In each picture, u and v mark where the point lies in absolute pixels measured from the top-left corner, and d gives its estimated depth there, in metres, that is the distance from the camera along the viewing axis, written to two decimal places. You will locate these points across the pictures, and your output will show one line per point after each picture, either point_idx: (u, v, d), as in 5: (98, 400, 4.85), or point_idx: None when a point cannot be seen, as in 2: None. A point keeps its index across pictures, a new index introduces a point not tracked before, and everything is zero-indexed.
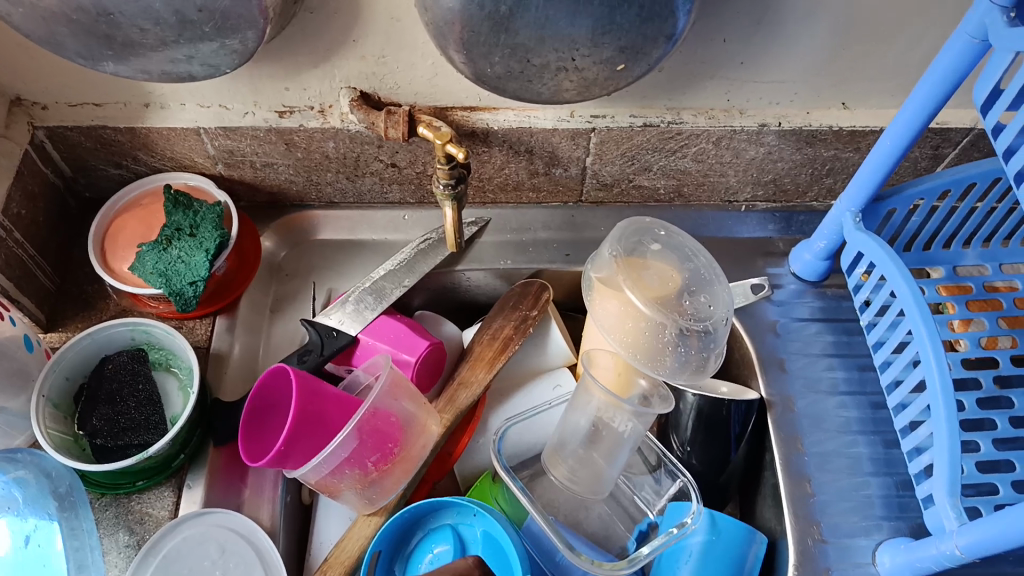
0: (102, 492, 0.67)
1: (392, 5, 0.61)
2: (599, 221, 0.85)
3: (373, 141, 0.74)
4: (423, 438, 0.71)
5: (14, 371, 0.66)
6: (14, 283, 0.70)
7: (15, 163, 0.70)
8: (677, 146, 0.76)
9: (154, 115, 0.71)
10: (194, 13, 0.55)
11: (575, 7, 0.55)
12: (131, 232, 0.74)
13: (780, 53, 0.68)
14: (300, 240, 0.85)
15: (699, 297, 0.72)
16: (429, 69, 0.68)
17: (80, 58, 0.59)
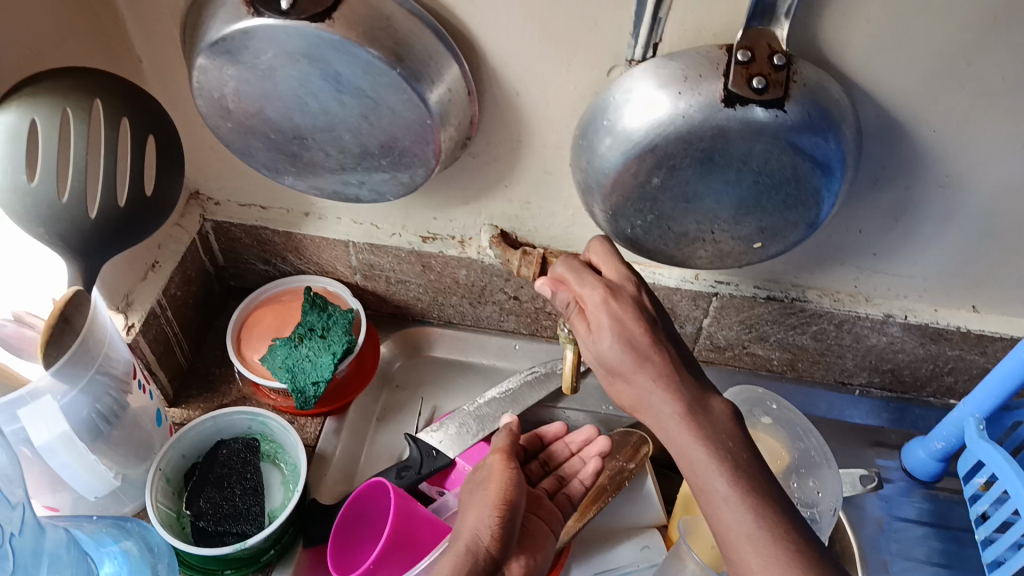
0: (192, 573, 0.69)
1: (548, 160, 0.66)
2: (706, 380, 0.85)
3: (502, 275, 0.78)
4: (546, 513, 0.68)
5: (140, 441, 0.70)
6: (157, 357, 0.75)
7: (181, 250, 0.77)
8: (797, 322, 0.77)
9: (311, 224, 0.77)
10: (376, 147, 0.60)
11: (724, 186, 0.58)
12: (267, 325, 0.79)
13: (914, 251, 0.69)
14: (414, 353, 0.89)
15: (808, 481, 0.72)
16: (568, 218, 0.72)
17: (265, 169, 0.65)
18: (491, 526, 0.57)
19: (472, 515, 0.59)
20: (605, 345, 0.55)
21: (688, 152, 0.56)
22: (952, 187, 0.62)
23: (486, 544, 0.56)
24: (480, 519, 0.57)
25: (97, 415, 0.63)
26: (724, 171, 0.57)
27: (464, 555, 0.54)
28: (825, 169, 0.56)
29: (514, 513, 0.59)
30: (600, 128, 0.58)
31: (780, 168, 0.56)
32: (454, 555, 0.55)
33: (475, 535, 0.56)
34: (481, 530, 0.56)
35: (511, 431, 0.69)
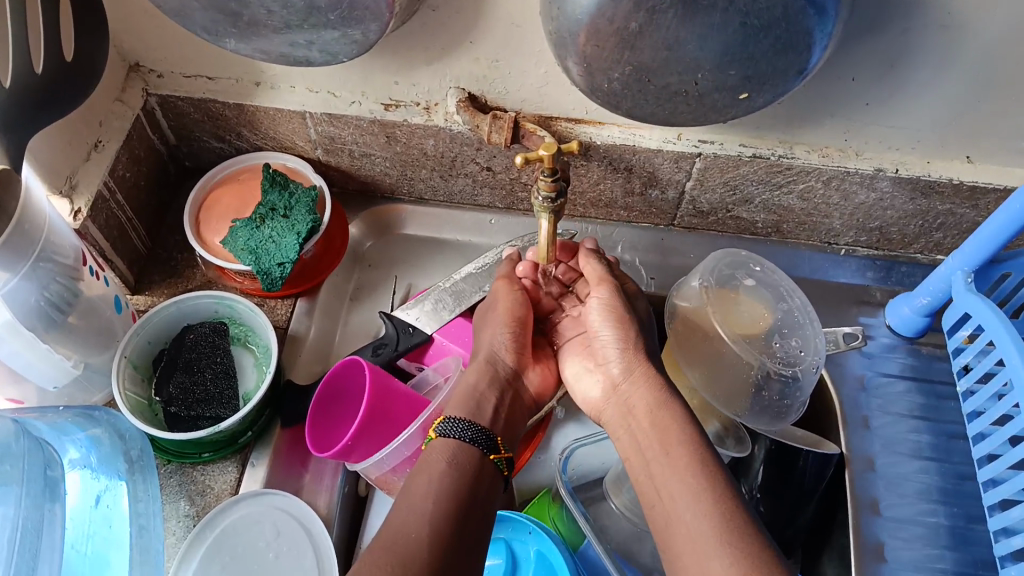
0: (169, 459, 0.68)
1: (517, 10, 0.60)
2: (689, 247, 0.82)
3: (472, 143, 0.73)
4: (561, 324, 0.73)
5: (101, 329, 0.66)
6: (111, 244, 0.71)
7: (127, 126, 0.71)
8: (783, 182, 0.73)
9: (262, 94, 0.72)
10: (323, 1, 0.54)
11: (708, 30, 0.52)
12: (226, 207, 0.75)
13: (909, 99, 0.64)
14: (385, 232, 0.85)
15: (791, 340, 0.70)
16: (541, 77, 0.67)
17: (204, 32, 0.59)
18: (506, 341, 0.66)
19: (487, 331, 0.67)
20: (641, 308, 0.68)
21: None
22: (953, 26, 0.57)
23: (503, 357, 0.66)
24: (495, 335, 0.66)
25: (47, 302, 0.60)
26: (708, 13, 0.51)
27: (485, 368, 0.64)
28: (818, 7, 0.51)
29: (524, 329, 0.67)
30: None
31: (770, 8, 0.51)
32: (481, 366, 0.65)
33: (493, 351, 0.66)
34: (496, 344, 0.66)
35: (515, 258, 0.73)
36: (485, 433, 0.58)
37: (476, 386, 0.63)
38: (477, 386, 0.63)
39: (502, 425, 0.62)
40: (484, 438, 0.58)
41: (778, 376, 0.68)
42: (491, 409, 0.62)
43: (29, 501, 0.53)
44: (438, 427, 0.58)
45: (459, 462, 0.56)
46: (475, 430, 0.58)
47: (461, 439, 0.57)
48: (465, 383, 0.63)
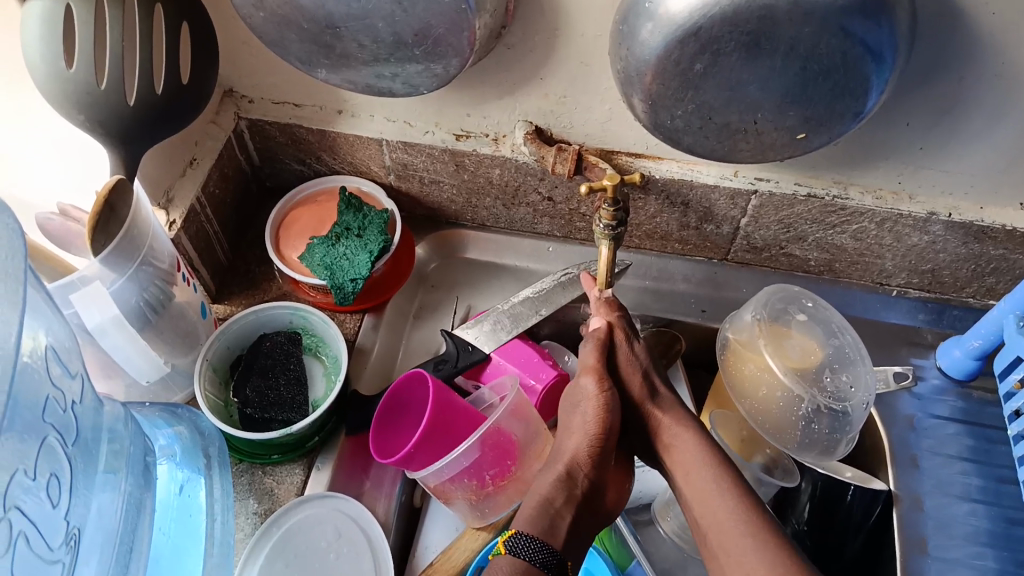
0: (241, 457, 0.71)
1: (585, 51, 0.64)
2: (741, 282, 0.84)
3: (536, 174, 0.77)
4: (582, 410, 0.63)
5: (186, 332, 0.71)
6: (198, 254, 0.76)
7: (219, 146, 0.77)
8: (838, 221, 0.75)
9: (345, 122, 0.77)
10: (411, 37, 0.59)
11: (770, 72, 0.56)
12: (304, 224, 0.80)
13: (963, 144, 0.66)
14: (449, 254, 0.90)
15: (841, 376, 0.71)
16: (605, 113, 0.70)
17: (299, 62, 0.64)
18: (589, 448, 0.62)
19: (571, 437, 0.63)
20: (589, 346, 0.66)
21: (734, 36, 0.54)
22: (1008, 77, 0.59)
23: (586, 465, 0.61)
24: (643, 349, 0.68)
25: (144, 304, 0.64)
26: (770, 57, 0.55)
27: (565, 478, 0.60)
28: (876, 54, 0.54)
29: (612, 432, 0.63)
30: (642, 12, 0.56)
31: (829, 53, 0.54)
32: (631, 372, 0.66)
33: (575, 457, 0.61)
34: (644, 354, 0.67)
35: (604, 391, 0.63)
36: (554, 554, 0.56)
37: (550, 501, 0.59)
38: (551, 500, 0.59)
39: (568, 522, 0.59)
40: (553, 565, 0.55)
41: (828, 410, 0.70)
42: (568, 528, 0.59)
43: (130, 482, 0.56)
44: (509, 540, 0.56)
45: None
46: (545, 552, 0.55)
47: (529, 561, 0.54)
48: (541, 498, 0.59)
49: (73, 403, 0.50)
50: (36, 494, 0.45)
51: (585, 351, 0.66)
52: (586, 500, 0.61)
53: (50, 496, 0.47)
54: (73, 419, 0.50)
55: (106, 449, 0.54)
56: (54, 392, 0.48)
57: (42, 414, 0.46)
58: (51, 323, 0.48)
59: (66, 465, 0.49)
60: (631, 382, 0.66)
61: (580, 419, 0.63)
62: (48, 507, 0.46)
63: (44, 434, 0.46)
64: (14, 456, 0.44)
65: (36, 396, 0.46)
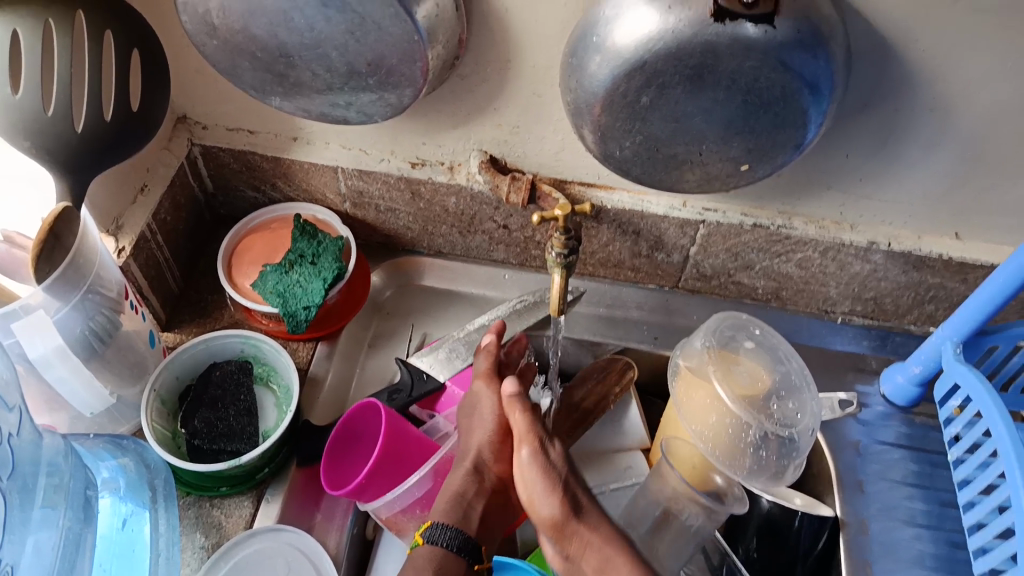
0: (189, 490, 0.70)
1: (536, 83, 0.66)
2: (693, 309, 0.86)
3: (490, 202, 0.78)
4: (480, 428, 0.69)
5: (134, 363, 0.70)
6: (148, 282, 0.75)
7: (171, 173, 0.76)
8: (783, 250, 0.78)
9: (300, 149, 0.78)
10: (364, 67, 0.60)
11: (713, 105, 0.58)
12: (257, 253, 0.80)
13: (900, 175, 0.69)
14: (405, 282, 0.90)
15: (788, 403, 0.73)
16: (558, 143, 0.72)
17: (252, 90, 0.65)
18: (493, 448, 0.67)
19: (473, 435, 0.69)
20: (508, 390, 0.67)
21: (677, 70, 0.56)
22: (937, 111, 0.62)
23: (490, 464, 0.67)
24: (559, 454, 0.62)
25: (91, 333, 0.63)
26: (714, 90, 0.57)
27: (473, 472, 0.66)
28: (812, 88, 0.56)
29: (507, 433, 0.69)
30: (591, 45, 0.57)
31: (769, 88, 0.56)
32: (547, 484, 0.59)
33: (479, 456, 0.67)
34: (560, 462, 0.61)
35: (495, 389, 0.71)
36: (468, 538, 0.62)
37: (463, 493, 0.65)
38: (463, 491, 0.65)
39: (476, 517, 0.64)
40: (468, 548, 0.62)
41: (776, 436, 0.71)
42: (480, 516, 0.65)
43: (71, 516, 0.54)
44: (427, 531, 0.62)
45: (446, 570, 0.60)
46: (460, 537, 0.62)
47: (446, 547, 0.61)
48: (453, 491, 0.64)
49: (10, 436, 0.50)
50: None
51: (478, 361, 0.74)
52: (496, 493, 0.66)
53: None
54: (10, 454, 0.50)
55: (45, 484, 0.53)
56: None
57: None
58: None
59: (1, 501, 0.48)
60: (546, 498, 0.59)
61: (479, 419, 0.69)
62: None
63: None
64: None
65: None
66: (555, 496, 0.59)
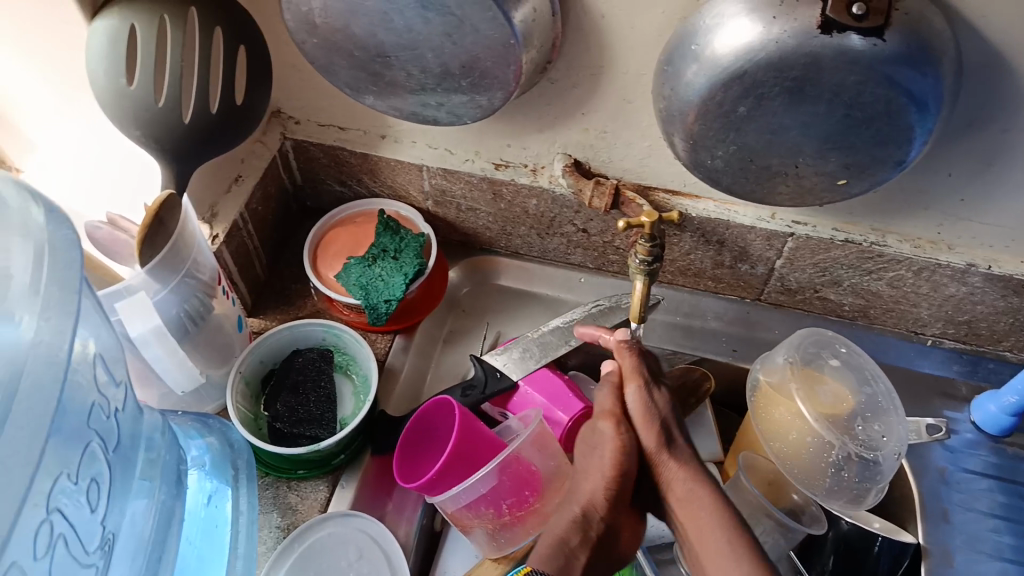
0: (268, 471, 0.72)
1: (628, 88, 0.65)
2: (774, 322, 0.84)
3: (572, 206, 0.78)
4: (593, 477, 0.61)
5: (222, 346, 0.72)
6: (238, 269, 0.78)
7: (264, 165, 0.79)
8: (874, 268, 0.75)
9: (387, 146, 0.79)
10: (458, 69, 0.61)
11: (812, 118, 0.56)
12: (342, 245, 0.82)
13: (1006, 197, 0.66)
14: (482, 280, 0.90)
15: (873, 425, 0.71)
16: (645, 150, 0.71)
17: (347, 87, 0.66)
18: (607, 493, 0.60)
19: (589, 478, 0.61)
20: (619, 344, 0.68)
21: (778, 81, 0.54)
22: None
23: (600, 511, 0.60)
24: (663, 399, 0.64)
25: (186, 316, 0.65)
26: (814, 103, 0.55)
27: (580, 519, 0.60)
28: (920, 104, 0.54)
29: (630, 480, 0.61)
30: (688, 54, 0.57)
31: (873, 103, 0.54)
32: (647, 420, 0.62)
33: (591, 499, 0.60)
34: (663, 404, 0.64)
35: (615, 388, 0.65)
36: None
37: (566, 541, 0.60)
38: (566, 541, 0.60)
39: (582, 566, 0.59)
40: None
41: (858, 458, 0.69)
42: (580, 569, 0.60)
43: (164, 490, 0.57)
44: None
45: None
46: None
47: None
48: (556, 539, 0.60)
49: (116, 411, 0.51)
50: (78, 497, 0.46)
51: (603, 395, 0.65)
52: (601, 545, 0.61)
53: (90, 500, 0.47)
54: (115, 427, 0.51)
55: (143, 457, 0.55)
56: (100, 399, 0.49)
57: (88, 420, 0.47)
58: (99, 332, 0.50)
59: (106, 469, 0.50)
60: (644, 428, 0.62)
61: (598, 460, 0.61)
62: (86, 511, 0.47)
63: (87, 440, 0.47)
64: (60, 461, 0.44)
65: (82, 401, 0.47)
66: (652, 430, 0.62)
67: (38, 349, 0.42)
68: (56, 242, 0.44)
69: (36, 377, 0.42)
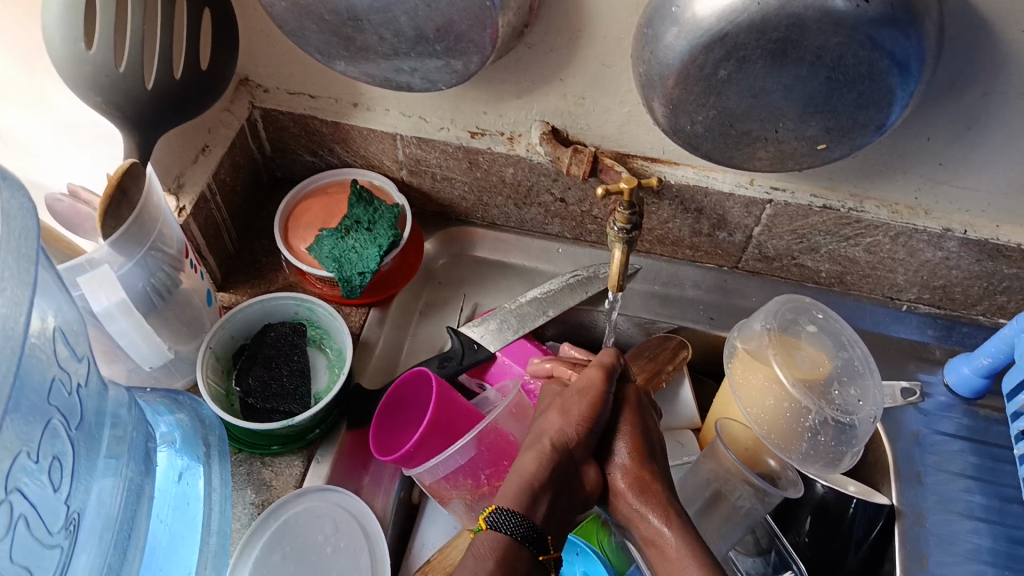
0: (240, 447, 0.71)
1: (607, 52, 0.64)
2: (752, 290, 0.84)
3: (549, 174, 0.77)
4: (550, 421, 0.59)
5: (192, 321, 0.70)
6: (207, 243, 0.76)
7: (232, 134, 0.76)
8: (852, 234, 0.75)
9: (359, 114, 0.77)
10: (432, 32, 0.59)
11: (794, 82, 0.55)
12: (314, 216, 0.80)
13: (983, 161, 0.66)
14: (457, 252, 0.89)
15: (850, 389, 0.71)
16: (624, 116, 0.70)
17: (317, 53, 0.64)
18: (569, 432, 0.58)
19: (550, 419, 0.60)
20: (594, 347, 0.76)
21: (760, 43, 0.53)
22: None
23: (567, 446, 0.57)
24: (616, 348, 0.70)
25: (152, 290, 0.63)
26: (796, 66, 0.54)
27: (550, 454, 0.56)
28: (902, 67, 0.53)
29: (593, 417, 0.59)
30: (668, 16, 0.55)
31: (855, 65, 0.53)
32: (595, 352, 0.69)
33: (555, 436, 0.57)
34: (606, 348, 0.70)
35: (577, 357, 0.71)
36: (535, 528, 0.53)
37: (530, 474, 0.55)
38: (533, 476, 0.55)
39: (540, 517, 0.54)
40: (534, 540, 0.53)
41: (834, 422, 0.69)
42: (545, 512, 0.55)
43: (131, 467, 0.55)
44: (489, 516, 0.53)
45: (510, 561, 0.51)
46: (526, 526, 0.52)
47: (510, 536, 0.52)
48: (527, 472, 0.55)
49: (78, 386, 0.49)
50: (38, 477, 0.44)
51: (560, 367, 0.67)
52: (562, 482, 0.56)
53: (52, 479, 0.46)
54: (78, 403, 0.49)
55: (108, 434, 0.53)
56: (61, 375, 0.47)
57: (47, 396, 0.45)
58: (59, 304, 0.48)
59: (69, 448, 0.48)
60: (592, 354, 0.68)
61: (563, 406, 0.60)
62: (49, 491, 0.45)
63: (49, 416, 0.45)
64: (20, 438, 0.42)
65: (42, 378, 0.45)
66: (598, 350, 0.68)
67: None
68: (11, 210, 0.42)
69: None
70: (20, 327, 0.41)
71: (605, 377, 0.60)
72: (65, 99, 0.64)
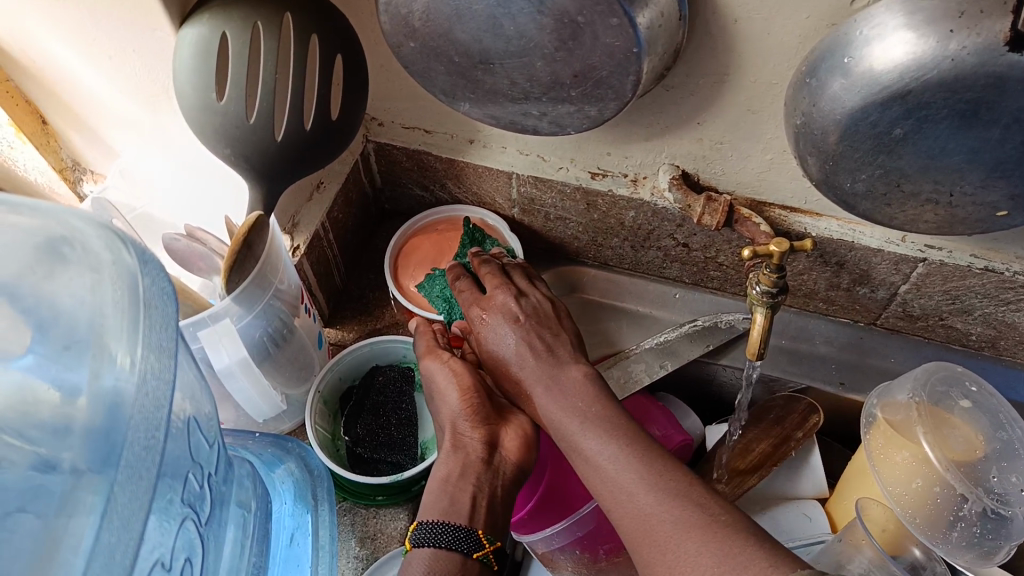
0: (346, 495, 0.69)
1: (756, 98, 0.59)
2: (891, 350, 0.77)
3: (675, 219, 0.72)
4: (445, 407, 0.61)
5: (302, 365, 0.69)
6: (317, 280, 0.74)
7: (347, 170, 0.75)
8: (1014, 298, 0.67)
9: (475, 151, 0.74)
10: (569, 77, 0.55)
11: (981, 145, 0.49)
12: (425, 254, 0.77)
13: None
14: (567, 291, 0.84)
15: (1010, 475, 0.64)
16: (764, 163, 0.64)
17: (442, 94, 0.61)
18: (462, 414, 0.60)
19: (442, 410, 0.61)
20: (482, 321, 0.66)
21: (948, 103, 0.47)
22: None
23: (470, 435, 0.59)
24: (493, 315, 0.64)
25: (268, 337, 0.61)
26: (987, 128, 0.48)
27: (455, 451, 0.58)
28: None
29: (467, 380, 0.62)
30: (837, 66, 0.50)
31: None
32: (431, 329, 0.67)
33: (455, 437, 0.59)
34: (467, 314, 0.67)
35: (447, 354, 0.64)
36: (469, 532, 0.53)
37: (448, 481, 0.56)
38: (449, 481, 0.56)
39: (483, 514, 0.55)
40: (466, 538, 0.52)
41: (990, 512, 0.62)
42: (480, 508, 0.55)
43: (253, 547, 0.53)
44: (414, 533, 0.53)
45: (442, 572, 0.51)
46: (452, 530, 0.52)
47: (436, 546, 0.52)
48: (439, 479, 0.56)
49: (208, 476, 0.47)
50: None
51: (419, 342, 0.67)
52: (486, 461, 0.58)
53: None
54: (208, 492, 0.47)
55: (232, 517, 0.51)
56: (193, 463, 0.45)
57: (179, 492, 0.43)
58: (192, 390, 0.46)
59: (200, 545, 0.46)
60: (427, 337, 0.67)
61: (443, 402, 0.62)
62: None
63: (181, 517, 0.43)
64: (156, 541, 0.41)
65: (178, 465, 0.43)
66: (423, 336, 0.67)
67: (136, 416, 0.38)
68: (150, 296, 0.41)
69: (137, 449, 0.38)
70: (160, 424, 0.40)
71: (449, 367, 0.63)
72: (187, 137, 0.65)
